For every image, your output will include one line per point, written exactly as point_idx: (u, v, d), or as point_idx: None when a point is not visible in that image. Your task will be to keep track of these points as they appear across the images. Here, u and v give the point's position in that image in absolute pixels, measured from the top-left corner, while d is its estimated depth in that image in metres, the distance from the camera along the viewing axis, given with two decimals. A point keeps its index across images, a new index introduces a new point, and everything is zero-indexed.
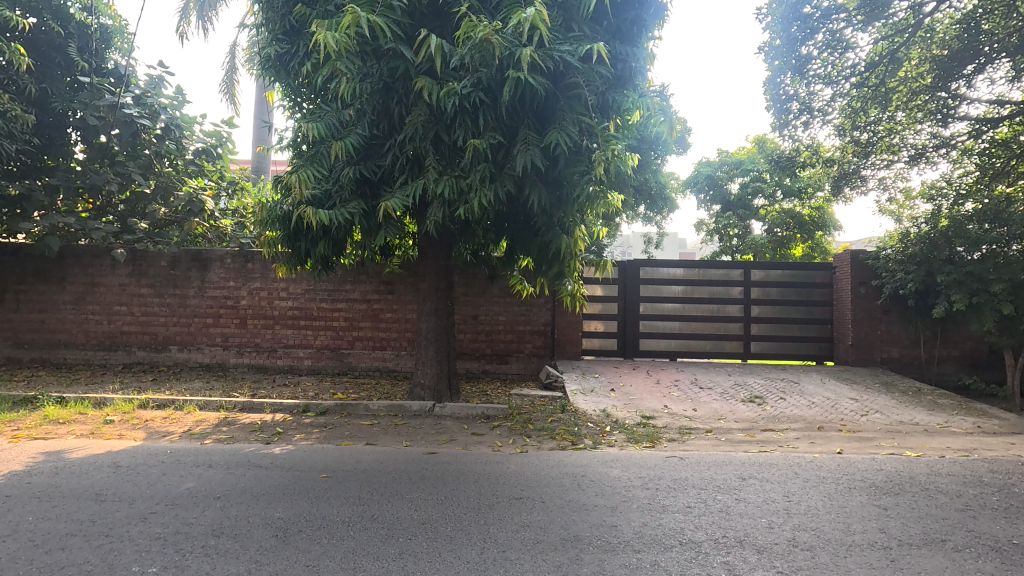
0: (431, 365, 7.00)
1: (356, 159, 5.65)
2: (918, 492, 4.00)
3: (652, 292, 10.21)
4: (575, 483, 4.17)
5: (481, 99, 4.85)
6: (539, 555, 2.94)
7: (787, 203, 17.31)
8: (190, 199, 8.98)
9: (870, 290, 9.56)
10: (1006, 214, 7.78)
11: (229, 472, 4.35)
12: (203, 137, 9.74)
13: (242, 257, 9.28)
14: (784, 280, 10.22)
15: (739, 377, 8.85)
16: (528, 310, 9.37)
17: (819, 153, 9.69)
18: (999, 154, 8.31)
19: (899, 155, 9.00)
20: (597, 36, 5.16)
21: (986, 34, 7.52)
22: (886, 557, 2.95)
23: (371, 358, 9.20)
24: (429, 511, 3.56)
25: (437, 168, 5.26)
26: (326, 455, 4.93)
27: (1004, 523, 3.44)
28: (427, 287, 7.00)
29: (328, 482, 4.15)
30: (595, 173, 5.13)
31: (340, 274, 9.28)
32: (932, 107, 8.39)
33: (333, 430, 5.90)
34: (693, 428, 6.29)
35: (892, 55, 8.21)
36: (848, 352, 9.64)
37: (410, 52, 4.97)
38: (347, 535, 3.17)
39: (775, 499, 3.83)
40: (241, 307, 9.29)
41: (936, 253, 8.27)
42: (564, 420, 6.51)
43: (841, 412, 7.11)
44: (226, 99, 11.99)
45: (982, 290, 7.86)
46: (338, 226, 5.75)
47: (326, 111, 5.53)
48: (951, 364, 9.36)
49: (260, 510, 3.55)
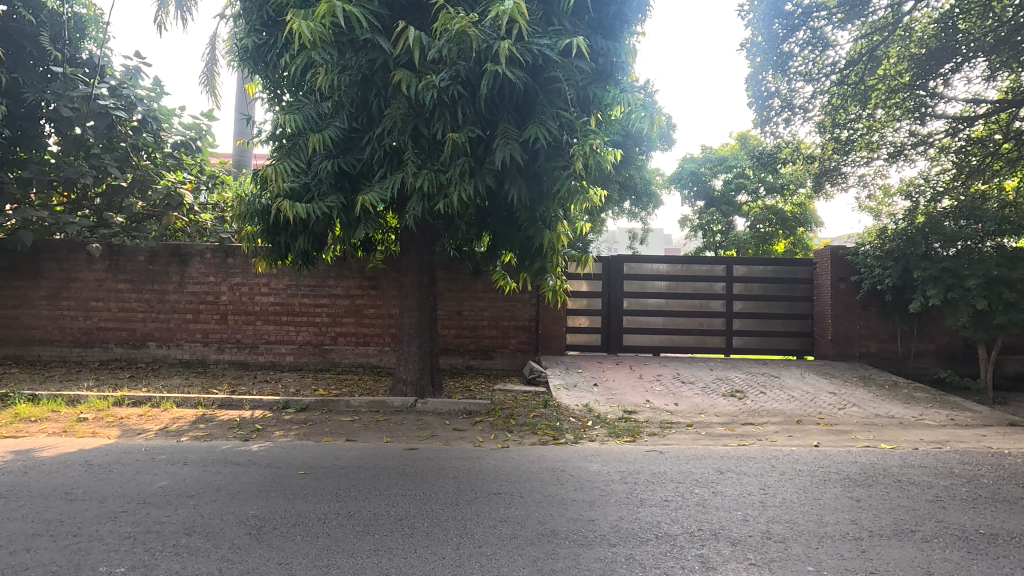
0: (413, 361, 6.96)
1: (335, 153, 5.61)
2: (890, 484, 4.07)
3: (636, 288, 10.25)
4: (555, 478, 4.18)
5: (460, 92, 4.81)
6: (516, 550, 2.93)
7: (770, 199, 17.45)
8: (168, 193, 8.81)
9: (850, 285, 9.67)
10: (981, 211, 7.97)
11: (205, 470, 4.28)
12: (183, 130, 9.52)
13: (223, 252, 9.16)
14: (766, 276, 10.32)
15: (721, 372, 8.94)
16: (512, 306, 9.36)
17: (799, 150, 9.77)
18: (976, 151, 8.44)
19: (878, 153, 9.21)
20: (578, 30, 5.14)
21: (963, 32, 7.64)
22: (857, 548, 2.99)
23: (354, 354, 9.14)
24: (408, 507, 3.54)
25: (417, 161, 5.21)
26: (304, 452, 4.88)
27: (973, 513, 3.51)
28: (410, 283, 6.95)
29: (307, 478, 4.13)
30: (574, 168, 5.11)
31: (322, 269, 9.19)
32: (910, 104, 8.53)
33: (314, 426, 5.85)
34: (674, 423, 6.33)
35: (872, 53, 8.20)
36: (828, 346, 9.77)
37: (388, 44, 4.94)
38: (323, 532, 3.14)
39: (752, 492, 3.87)
40: (222, 303, 9.16)
41: (913, 249, 8.34)
42: (547, 415, 6.52)
43: (820, 405, 7.21)
44: (207, 92, 11.74)
45: (957, 286, 8.01)
46: (317, 221, 5.68)
47: (304, 103, 5.48)
48: (928, 358, 9.54)
49: (235, 508, 3.49)
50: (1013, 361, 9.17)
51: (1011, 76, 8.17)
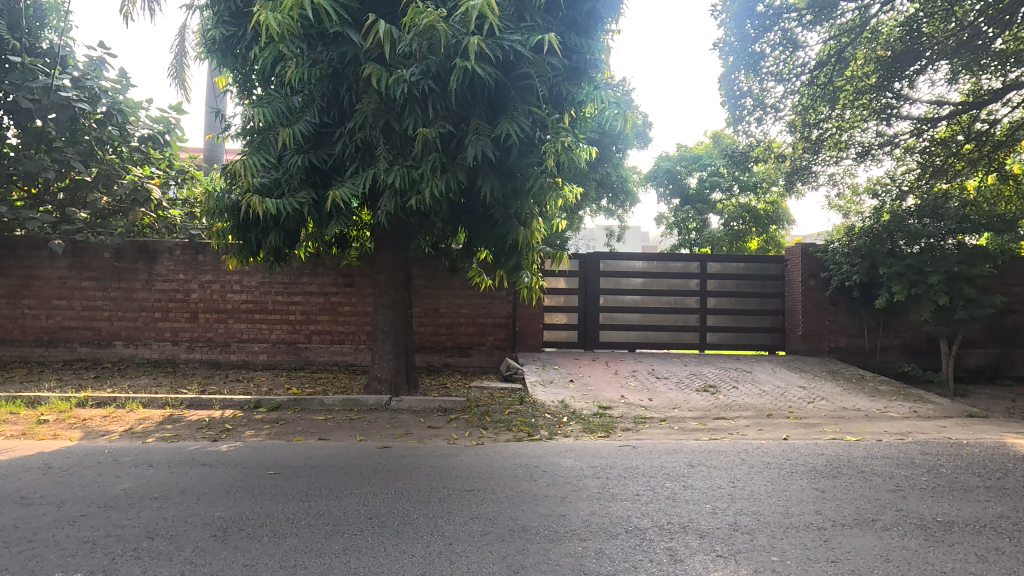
0: (389, 359, 6.89)
1: (306, 147, 5.53)
2: (854, 475, 4.18)
3: (613, 285, 10.32)
4: (528, 474, 4.20)
5: (431, 87, 4.77)
6: (485, 547, 2.93)
7: (743, 196, 17.83)
8: (134, 187, 8.48)
9: (819, 282, 9.87)
10: (942, 209, 8.24)
11: (170, 471, 4.18)
12: (150, 124, 9.21)
13: (192, 248, 8.95)
14: (740, 273, 10.49)
15: (695, 367, 9.06)
16: (489, 303, 9.36)
17: (771, 149, 9.94)
18: (939, 152, 8.76)
19: (846, 152, 9.42)
20: (551, 26, 5.13)
21: (927, 36, 7.88)
22: (820, 538, 3.07)
23: (329, 352, 9.01)
24: (378, 506, 3.51)
25: (389, 157, 5.15)
26: (275, 452, 4.79)
27: (931, 502, 3.63)
28: (384, 280, 6.87)
29: (276, 478, 4.07)
30: (546, 165, 5.11)
31: (296, 266, 9.05)
32: (876, 106, 8.69)
33: (285, 426, 5.75)
34: (648, 418, 6.41)
35: (840, 54, 8.38)
36: (799, 342, 9.98)
37: (358, 37, 4.88)
38: (291, 533, 3.09)
39: (721, 485, 3.94)
40: (192, 301, 8.95)
41: (879, 246, 8.59)
42: (522, 411, 6.53)
43: (789, 399, 7.37)
44: (175, 84, 11.43)
45: (920, 282, 8.25)
46: (288, 217, 5.58)
47: (274, 97, 5.38)
48: (894, 352, 9.83)
49: (200, 510, 3.42)
50: (973, 355, 9.50)
51: (972, 79, 8.43)
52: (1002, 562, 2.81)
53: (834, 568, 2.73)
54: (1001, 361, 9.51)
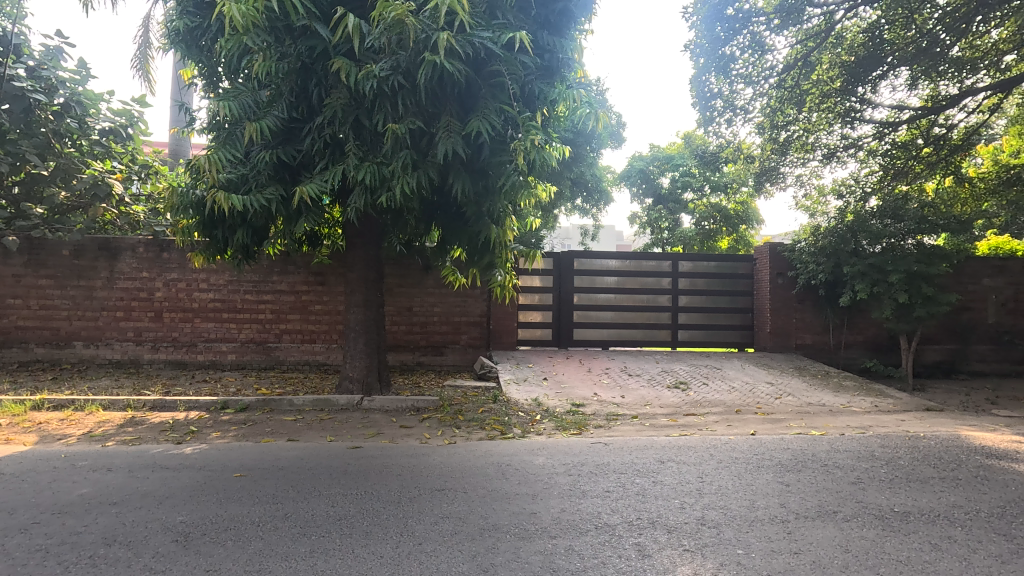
0: (360, 358, 6.81)
1: (274, 143, 5.43)
2: (817, 468, 4.30)
3: (587, 284, 10.39)
4: (500, 472, 4.20)
5: (400, 83, 4.73)
6: (456, 546, 2.92)
7: (714, 196, 18.20)
8: (95, 182, 8.14)
9: (787, 281, 10.11)
10: (903, 211, 8.54)
11: (131, 475, 4.05)
12: (112, 116, 8.87)
13: (157, 246, 8.70)
14: (711, 271, 10.67)
15: (667, 364, 9.20)
16: (463, 301, 9.34)
17: (740, 150, 10.12)
18: (900, 155, 9.12)
19: (812, 154, 9.62)
20: (523, 25, 5.12)
21: (889, 43, 8.14)
22: (784, 530, 3.14)
23: (300, 351, 8.85)
24: (348, 507, 3.46)
25: (358, 153, 5.09)
26: (241, 454, 4.68)
27: (889, 493, 3.75)
28: (356, 278, 6.78)
29: (243, 480, 3.97)
30: (517, 163, 5.11)
31: (266, 264, 8.86)
32: (841, 109, 8.96)
33: (253, 427, 5.63)
34: (620, 414, 6.48)
35: (806, 58, 8.58)
36: (767, 339, 10.19)
37: (326, 31, 4.80)
38: (256, 536, 3.03)
39: (690, 480, 4.00)
40: (157, 300, 8.70)
41: (843, 245, 8.85)
42: (495, 410, 6.51)
43: (757, 395, 7.53)
44: (141, 76, 11.06)
45: (881, 280, 8.52)
46: (255, 214, 5.46)
47: (241, 91, 5.26)
48: (857, 349, 10.14)
49: (162, 514, 3.32)
50: (931, 351, 9.86)
51: (931, 85, 8.73)
52: (954, 549, 2.93)
53: (796, 559, 2.80)
54: (957, 357, 9.89)
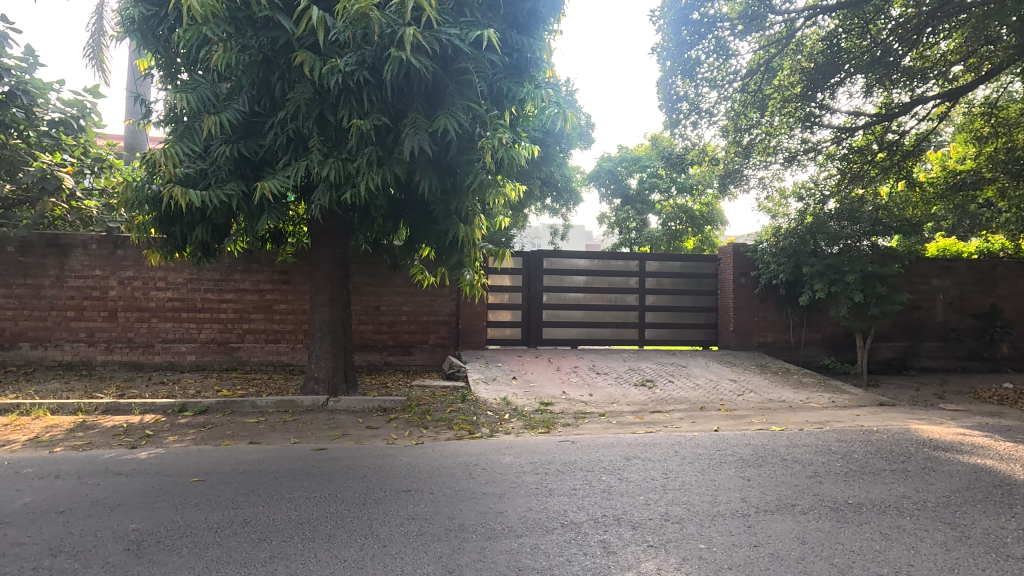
0: (326, 358, 6.67)
1: (235, 137, 5.28)
2: (777, 463, 4.42)
3: (556, 283, 10.45)
4: (468, 472, 4.17)
5: (365, 78, 4.67)
6: (421, 547, 2.89)
7: (680, 198, 18.65)
8: (42, 175, 7.77)
9: (749, 280, 10.37)
10: (858, 214, 8.84)
11: (81, 482, 3.88)
12: (62, 107, 8.43)
13: (111, 242, 8.34)
14: (677, 271, 10.87)
15: (634, 363, 9.33)
16: (432, 300, 9.26)
17: (705, 153, 10.32)
18: (858, 159, 9.37)
19: (774, 157, 9.87)
20: (491, 23, 5.10)
21: (846, 51, 8.44)
22: (744, 524, 3.21)
23: (263, 352, 8.63)
24: (310, 510, 3.38)
25: (323, 149, 4.98)
26: (201, 457, 4.54)
27: (844, 485, 3.88)
28: (321, 277, 6.65)
29: (200, 486, 3.84)
30: (484, 161, 5.09)
31: (228, 262, 8.61)
32: (801, 114, 9.19)
33: (212, 430, 5.46)
34: (588, 412, 6.55)
35: (768, 64, 8.83)
36: (731, 337, 10.43)
37: (289, 22, 4.69)
38: (213, 542, 2.94)
39: (654, 477, 4.06)
40: (111, 299, 8.35)
41: (803, 247, 9.13)
42: (464, 410, 6.48)
43: (721, 392, 7.71)
44: (94, 65, 10.59)
45: (838, 280, 8.84)
46: (215, 210, 5.30)
47: (199, 83, 5.09)
48: (815, 346, 10.47)
49: (113, 523, 3.19)
50: (884, 348, 10.26)
51: (885, 93, 9.07)
52: (903, 538, 3.05)
53: (756, 552, 2.87)
54: (908, 354, 10.32)
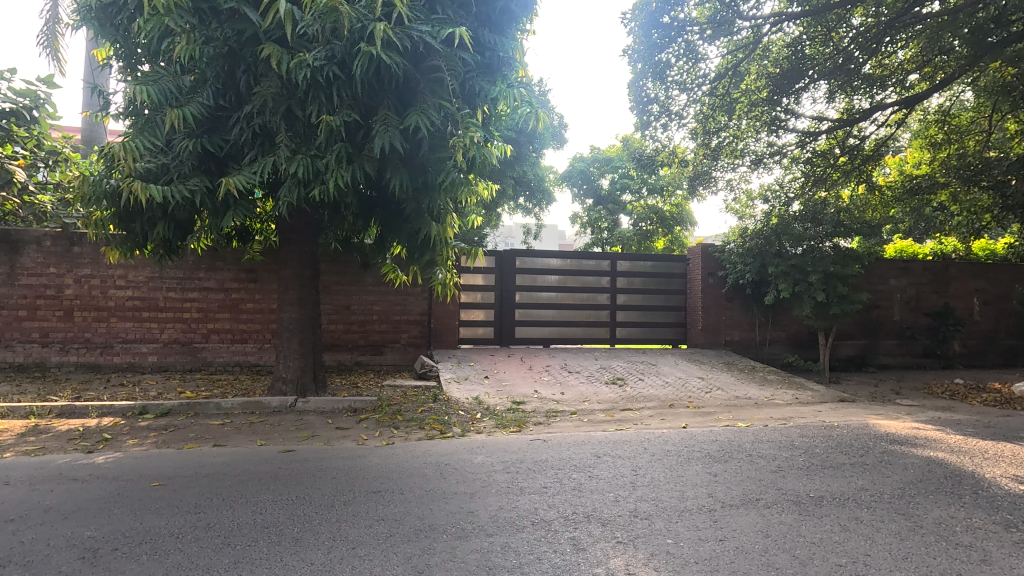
0: (294, 358, 6.55)
1: (198, 132, 5.13)
2: (742, 459, 4.52)
3: (528, 282, 10.47)
4: (439, 472, 4.15)
5: (335, 73, 4.59)
6: (390, 548, 2.86)
7: (651, 198, 18.92)
8: None
9: (717, 280, 10.60)
10: (821, 216, 9.11)
11: (32, 489, 3.71)
12: (13, 97, 8.13)
13: (67, 239, 8.02)
14: (647, 271, 11.02)
15: (605, 361, 9.42)
16: (403, 300, 9.18)
17: (675, 154, 10.47)
18: (820, 163, 9.75)
19: (741, 159, 10.09)
20: (463, 21, 5.08)
21: (809, 58, 8.69)
22: (710, 519, 3.28)
23: (229, 352, 8.42)
24: (276, 514, 3.32)
25: (290, 145, 4.89)
26: (163, 461, 4.41)
27: (806, 479, 4.00)
28: (290, 276, 6.52)
29: (161, 490, 3.72)
30: (456, 160, 5.05)
31: (192, 260, 8.37)
32: (767, 118, 9.41)
33: (175, 433, 5.30)
34: (559, 411, 6.58)
35: (736, 68, 9.00)
36: (699, 335, 10.63)
37: (255, 15, 4.59)
38: (175, 548, 2.85)
39: (624, 474, 4.12)
40: (66, 298, 8.02)
41: (768, 248, 9.37)
42: (435, 410, 6.44)
43: (690, 390, 7.85)
44: (48, 54, 10.14)
45: (802, 280, 9.09)
46: (177, 206, 5.14)
47: (161, 75, 4.93)
48: (780, 344, 10.75)
49: (67, 530, 3.06)
50: (845, 346, 10.60)
51: (846, 99, 9.38)
52: (860, 529, 3.16)
53: (721, 546, 2.94)
54: (867, 351, 10.68)
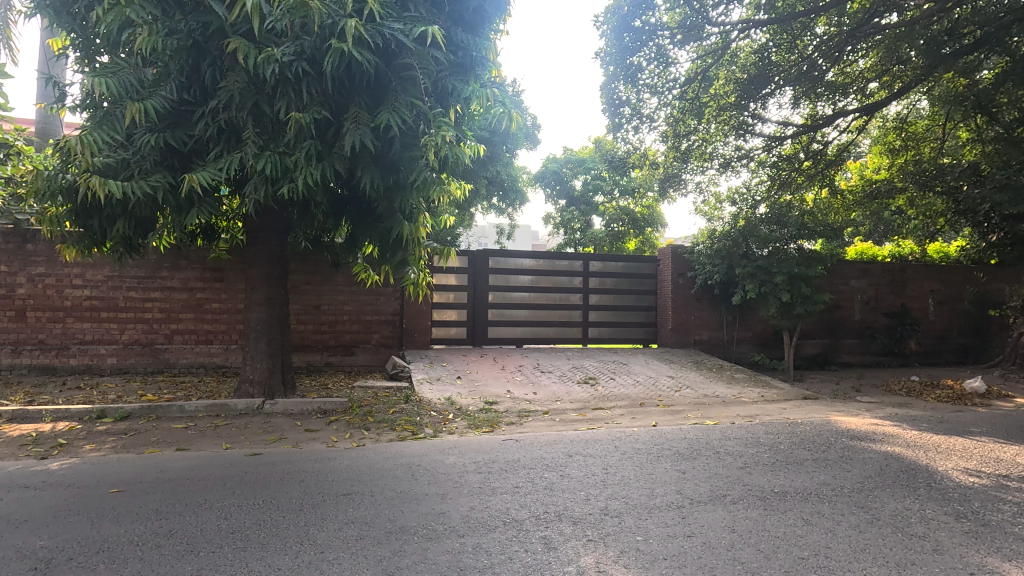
0: (262, 359, 6.40)
1: (161, 126, 4.98)
2: (710, 456, 4.62)
3: (501, 282, 10.47)
4: (411, 473, 4.12)
5: (304, 69, 4.51)
6: (360, 551, 2.82)
7: (623, 199, 19.20)
8: None
9: (686, 281, 10.80)
10: (786, 218, 9.36)
11: None
12: None
13: (19, 236, 7.69)
14: (619, 271, 11.14)
15: (577, 361, 9.48)
16: (375, 300, 9.07)
17: (646, 157, 10.61)
18: (786, 167, 10.00)
19: (710, 162, 10.29)
20: (435, 20, 5.05)
21: (775, 65, 8.92)
22: (678, 516, 3.33)
23: (194, 353, 8.18)
24: (242, 519, 3.24)
25: (258, 141, 4.78)
26: (122, 466, 4.26)
27: (771, 475, 4.10)
28: (257, 275, 6.38)
29: (120, 497, 3.59)
30: (427, 158, 5.01)
31: (154, 258, 8.10)
32: (735, 122, 9.62)
33: (135, 437, 5.12)
34: (532, 411, 6.60)
35: (705, 73, 9.17)
36: (669, 335, 10.80)
37: (221, 8, 4.48)
38: (134, 557, 2.76)
39: (595, 472, 4.16)
40: (18, 297, 7.68)
41: (736, 249, 9.58)
42: (407, 411, 6.37)
43: (660, 389, 7.97)
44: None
45: (768, 281, 9.32)
46: (139, 203, 4.97)
47: (121, 67, 4.76)
48: (747, 344, 11.00)
49: (16, 541, 2.93)
50: (809, 345, 10.91)
51: (810, 105, 9.66)
52: (822, 523, 3.26)
53: (689, 541, 2.99)
54: (830, 350, 11.02)
